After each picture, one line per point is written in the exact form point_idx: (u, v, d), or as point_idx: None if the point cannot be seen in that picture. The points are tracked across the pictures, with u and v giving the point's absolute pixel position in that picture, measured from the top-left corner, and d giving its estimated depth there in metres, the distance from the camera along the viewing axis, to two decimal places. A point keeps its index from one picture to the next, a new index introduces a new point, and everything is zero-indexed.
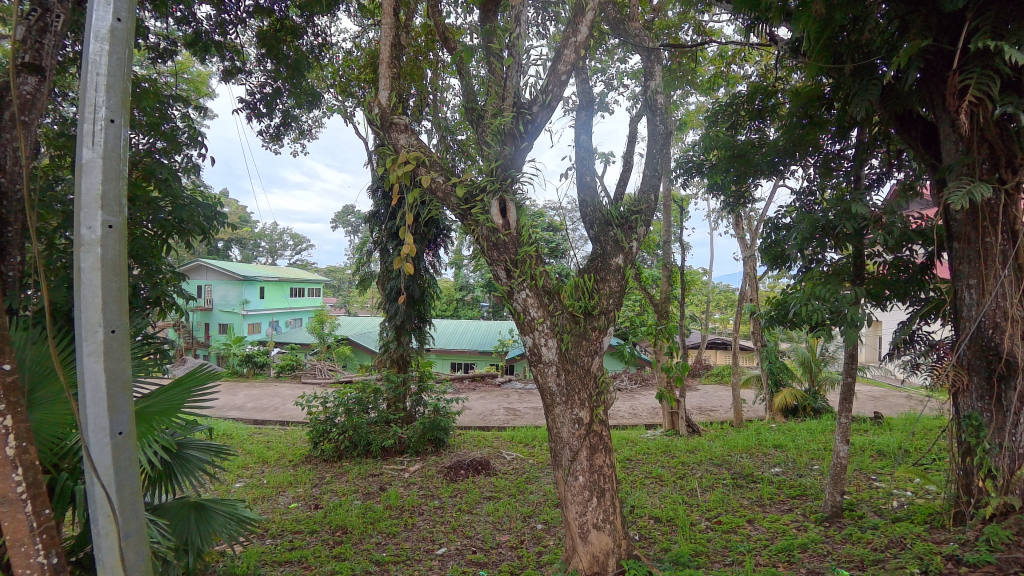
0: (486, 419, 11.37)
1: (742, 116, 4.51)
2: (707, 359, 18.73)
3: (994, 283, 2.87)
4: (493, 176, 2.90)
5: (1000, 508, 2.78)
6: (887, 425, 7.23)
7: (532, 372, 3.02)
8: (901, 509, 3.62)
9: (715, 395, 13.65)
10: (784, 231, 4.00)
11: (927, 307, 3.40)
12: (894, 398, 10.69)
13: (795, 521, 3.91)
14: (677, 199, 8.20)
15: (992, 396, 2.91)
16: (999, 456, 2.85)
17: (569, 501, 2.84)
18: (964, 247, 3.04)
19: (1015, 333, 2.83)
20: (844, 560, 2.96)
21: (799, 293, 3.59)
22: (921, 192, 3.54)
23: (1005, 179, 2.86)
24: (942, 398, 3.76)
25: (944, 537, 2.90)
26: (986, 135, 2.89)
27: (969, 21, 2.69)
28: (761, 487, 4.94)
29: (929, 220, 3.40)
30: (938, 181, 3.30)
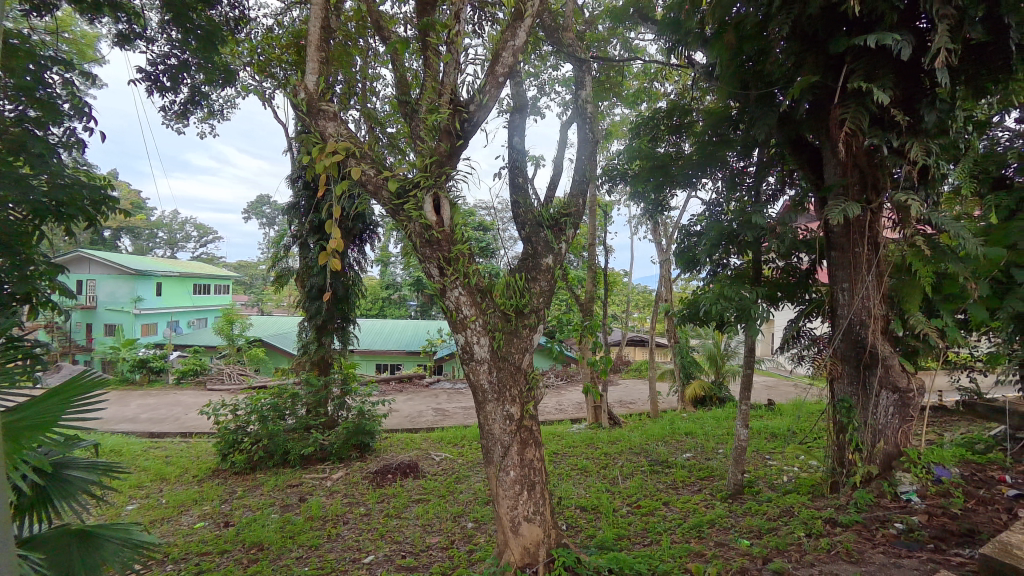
0: (414, 421, 11.12)
1: (662, 130, 4.84)
2: (627, 356, 19.94)
3: (861, 286, 3.38)
4: (427, 171, 2.84)
5: (865, 475, 3.29)
6: (777, 410, 8.21)
7: (463, 371, 3.01)
8: (790, 483, 4.13)
9: (634, 389, 14.55)
10: (695, 238, 4.36)
11: (810, 307, 3.90)
12: (781, 387, 12.15)
13: (704, 500, 4.29)
14: (602, 204, 8.63)
15: (860, 381, 3.43)
16: (865, 432, 3.36)
17: (501, 497, 2.88)
18: (839, 256, 3.53)
19: (877, 329, 3.34)
20: (746, 531, 3.30)
21: (708, 293, 3.93)
22: (807, 208, 4.05)
23: (870, 199, 3.38)
24: (820, 385, 4.34)
25: (824, 503, 3.37)
26: (858, 162, 3.39)
27: (848, 65, 3.14)
28: (674, 471, 5.36)
29: (812, 232, 3.91)
30: (821, 199, 3.80)
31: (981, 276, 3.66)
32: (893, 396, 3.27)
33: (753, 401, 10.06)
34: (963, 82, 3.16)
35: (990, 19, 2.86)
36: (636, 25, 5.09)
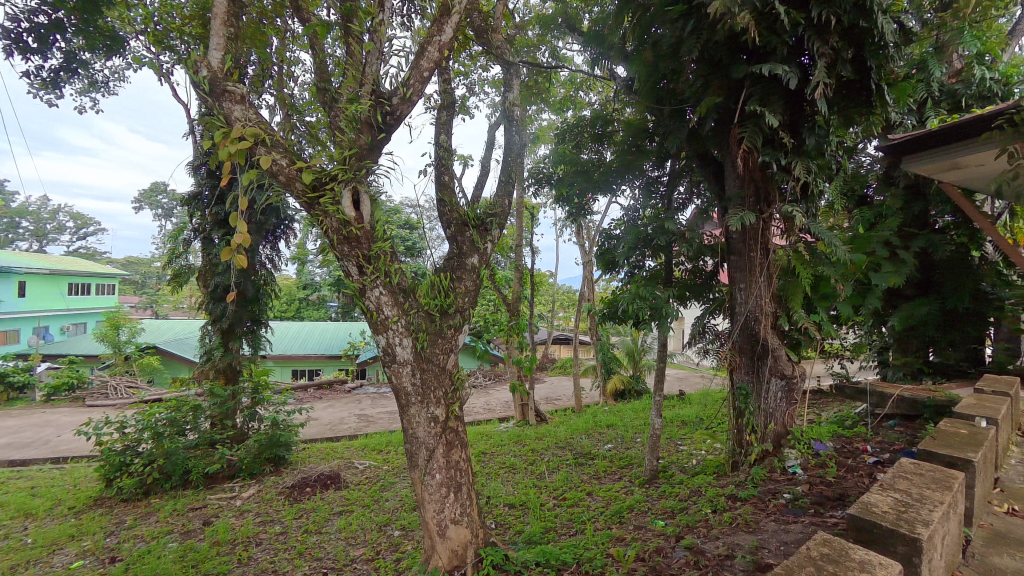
0: (335, 428, 10.54)
1: (586, 137, 5.05)
2: (553, 354, 20.56)
3: (755, 286, 3.78)
4: (346, 164, 2.68)
5: (759, 454, 3.69)
6: (687, 400, 8.94)
7: (386, 373, 2.90)
8: (698, 465, 4.52)
9: (560, 385, 15.07)
10: (615, 241, 4.59)
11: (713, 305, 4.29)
12: (690, 378, 13.26)
13: (623, 487, 4.55)
14: (529, 206, 8.83)
15: (755, 371, 3.83)
16: (759, 416, 3.76)
17: (427, 501, 2.81)
18: (738, 259, 3.92)
19: (768, 325, 3.76)
20: (661, 513, 3.55)
21: (626, 293, 4.15)
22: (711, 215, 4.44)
23: (763, 209, 3.79)
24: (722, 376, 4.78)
25: (726, 482, 3.72)
26: (754, 176, 3.78)
27: (747, 89, 3.49)
28: (598, 462, 5.62)
29: (716, 237, 4.29)
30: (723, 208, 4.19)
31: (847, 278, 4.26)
32: (781, 382, 3.70)
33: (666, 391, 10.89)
34: (836, 111, 3.65)
35: (857, 59, 3.35)
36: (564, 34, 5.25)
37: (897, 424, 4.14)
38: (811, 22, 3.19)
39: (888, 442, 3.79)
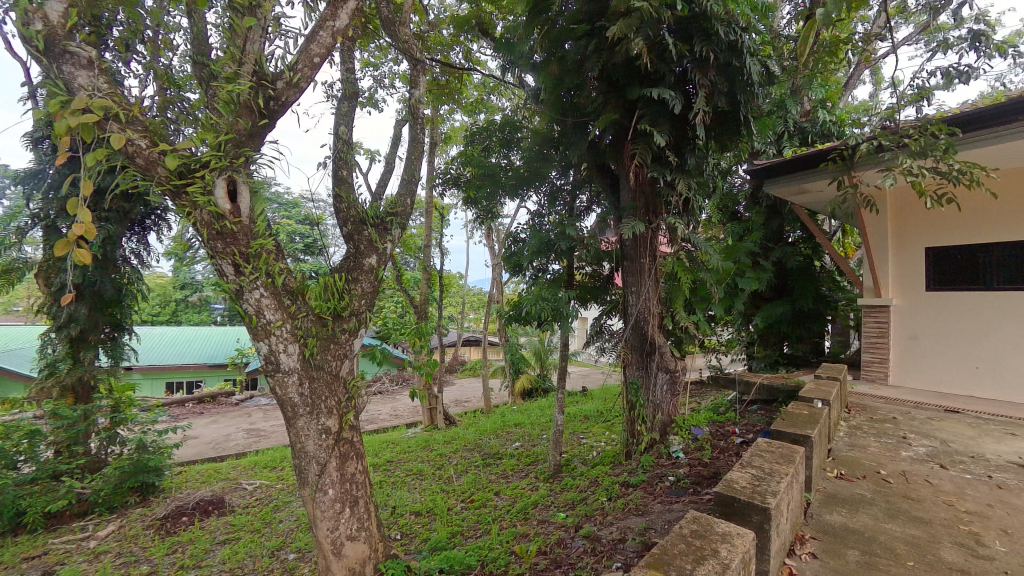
0: (218, 447, 9.36)
1: (494, 141, 5.10)
2: (462, 356, 20.52)
3: (644, 289, 4.11)
4: (221, 150, 2.38)
5: (648, 442, 4.03)
6: (588, 395, 9.49)
7: (269, 384, 2.64)
8: (597, 456, 4.80)
9: (469, 387, 15.08)
10: (520, 244, 4.69)
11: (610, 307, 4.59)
12: (591, 375, 14.12)
13: (529, 483, 4.66)
14: (438, 206, 8.70)
15: (644, 367, 4.17)
16: (648, 408, 4.10)
17: (319, 519, 2.60)
18: (630, 264, 4.24)
19: (655, 324, 4.12)
20: (562, 505, 3.70)
21: (530, 295, 4.26)
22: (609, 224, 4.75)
23: (652, 220, 4.15)
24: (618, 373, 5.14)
25: (620, 470, 4.00)
26: (644, 189, 4.13)
27: (639, 109, 3.80)
28: (505, 462, 5.70)
29: (612, 244, 4.60)
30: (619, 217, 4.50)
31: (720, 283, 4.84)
32: (667, 375, 4.07)
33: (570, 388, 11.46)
34: (713, 136, 4.11)
35: (731, 93, 3.76)
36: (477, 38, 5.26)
37: (759, 408, 4.80)
38: (693, 55, 3.55)
39: (752, 424, 4.37)
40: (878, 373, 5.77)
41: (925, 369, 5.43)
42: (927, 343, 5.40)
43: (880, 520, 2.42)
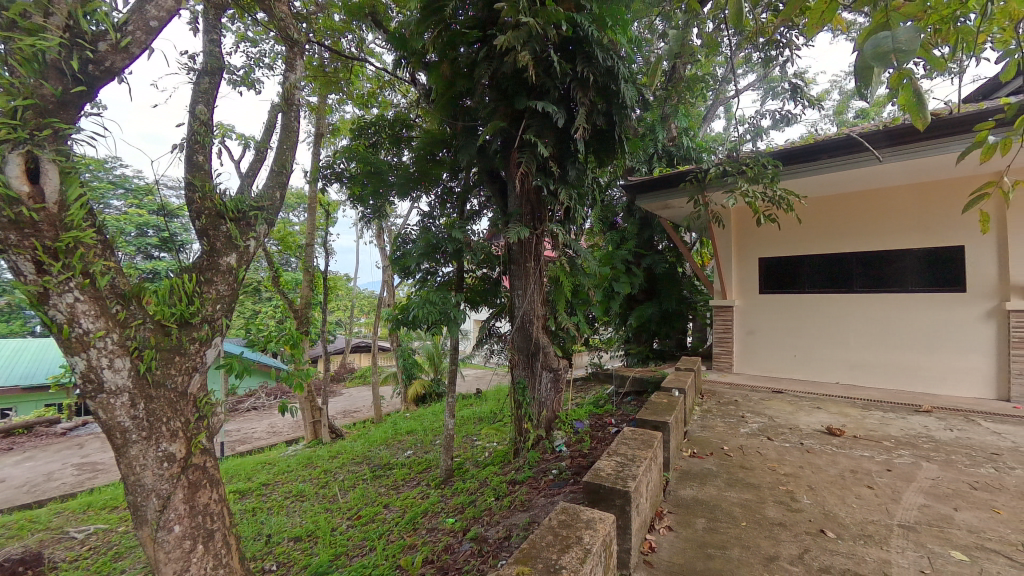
0: (29, 490, 7.49)
1: (384, 137, 4.90)
2: (351, 363, 19.34)
3: (529, 292, 4.27)
4: (17, 119, 1.92)
5: (534, 439, 4.20)
6: (482, 398, 9.60)
7: (88, 409, 2.18)
8: (487, 457, 4.85)
9: (359, 396, 14.26)
10: (409, 246, 4.55)
11: (498, 309, 4.68)
12: (486, 377, 14.31)
13: (420, 492, 4.54)
14: (323, 202, 8.09)
15: (530, 367, 4.33)
16: (534, 406, 4.27)
17: (161, 564, 2.22)
18: (516, 268, 4.38)
19: (539, 326, 4.30)
20: (452, 510, 3.66)
21: (417, 298, 4.16)
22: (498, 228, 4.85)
23: (537, 226, 4.34)
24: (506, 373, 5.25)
25: (508, 469, 4.10)
26: (530, 197, 4.30)
27: (525, 119, 3.96)
28: (396, 472, 5.47)
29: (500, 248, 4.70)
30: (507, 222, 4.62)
31: (598, 287, 5.25)
32: (550, 374, 4.26)
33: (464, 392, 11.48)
34: (592, 151, 4.45)
35: (608, 113, 4.07)
36: (369, 29, 5.02)
37: (633, 400, 5.30)
38: (575, 75, 3.79)
39: (625, 414, 4.82)
40: (725, 362, 6.77)
41: (759, 357, 6.52)
42: (761, 337, 6.52)
43: (723, 489, 2.83)
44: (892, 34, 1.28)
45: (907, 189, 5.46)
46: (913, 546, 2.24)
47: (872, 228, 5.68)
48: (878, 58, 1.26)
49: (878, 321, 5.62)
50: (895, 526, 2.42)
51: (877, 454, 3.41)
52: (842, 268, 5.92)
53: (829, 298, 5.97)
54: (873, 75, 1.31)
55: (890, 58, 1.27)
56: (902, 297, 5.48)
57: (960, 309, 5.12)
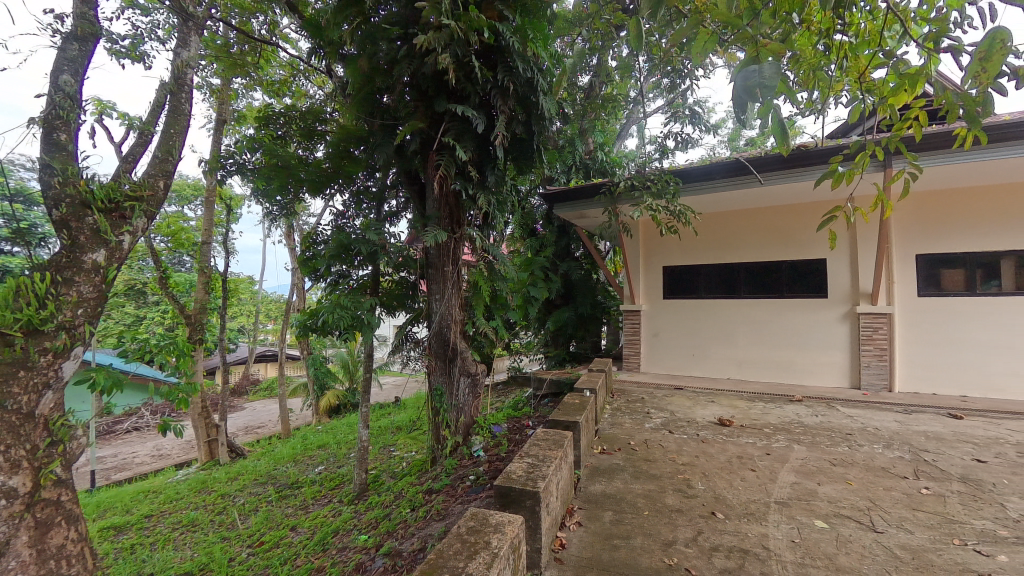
0: None
1: (296, 129, 4.59)
2: (255, 374, 17.69)
3: (447, 296, 4.24)
4: None
5: (453, 446, 4.17)
6: (401, 406, 9.29)
7: None
8: (405, 467, 4.71)
9: (264, 410, 13.09)
10: (319, 247, 4.28)
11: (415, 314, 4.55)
12: (407, 384, 13.91)
13: (331, 510, 4.27)
14: (223, 196, 7.35)
15: (447, 373, 4.30)
16: (452, 412, 4.23)
17: None
18: (434, 272, 4.32)
19: (457, 331, 4.28)
20: (366, 526, 3.49)
21: (327, 303, 3.93)
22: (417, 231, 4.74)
23: (455, 230, 4.32)
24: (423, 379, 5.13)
25: (425, 478, 4.02)
26: (448, 200, 4.28)
27: (445, 122, 3.95)
28: (305, 490, 5.10)
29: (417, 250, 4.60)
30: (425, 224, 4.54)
31: (516, 292, 5.36)
32: (468, 379, 4.25)
33: (382, 400, 11.05)
34: (512, 158, 4.54)
35: (526, 123, 4.18)
36: (283, 12, 4.69)
37: (550, 401, 5.48)
38: (496, 83, 3.85)
39: (542, 416, 4.96)
40: (634, 362, 7.24)
41: (663, 357, 7.06)
42: (664, 338, 7.07)
43: (629, 482, 3.03)
44: (760, 70, 1.53)
45: (782, 208, 6.31)
46: (786, 520, 2.56)
47: (755, 241, 6.47)
48: (747, 91, 1.53)
49: (759, 323, 6.39)
50: (772, 503, 2.75)
51: (758, 440, 3.86)
52: (732, 276, 6.65)
53: (721, 303, 6.67)
54: (745, 104, 1.57)
55: (758, 90, 1.53)
56: (778, 302, 6.29)
57: (822, 312, 6.02)
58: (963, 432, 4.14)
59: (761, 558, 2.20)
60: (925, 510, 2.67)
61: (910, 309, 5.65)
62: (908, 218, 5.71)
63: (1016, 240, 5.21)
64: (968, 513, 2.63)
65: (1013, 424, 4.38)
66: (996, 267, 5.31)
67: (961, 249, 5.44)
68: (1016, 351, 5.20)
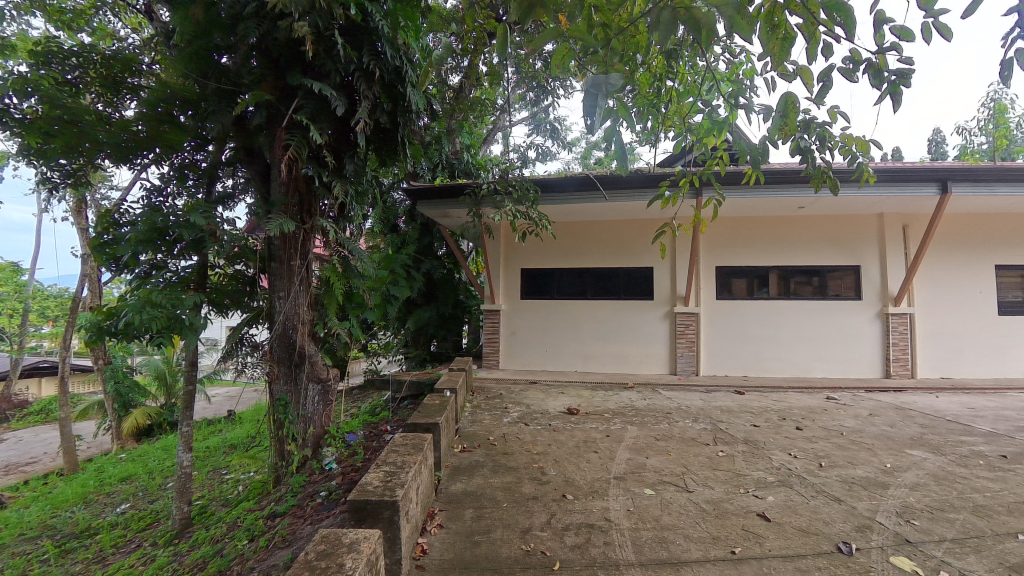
0: None
1: (94, 76, 3.56)
2: (20, 395, 13.51)
3: (293, 294, 3.84)
4: None
5: (300, 460, 3.80)
6: (238, 421, 8.06)
7: None
8: (241, 492, 4.08)
9: (35, 442, 10.08)
10: (121, 228, 3.42)
11: (253, 315, 3.95)
12: (244, 394, 12.16)
13: (138, 557, 3.45)
14: None
15: (292, 380, 3.90)
16: (298, 423, 3.85)
17: None
18: (277, 266, 3.87)
19: (305, 332, 3.91)
20: (189, 569, 2.91)
21: (131, 300, 3.17)
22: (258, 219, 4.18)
23: (305, 220, 3.94)
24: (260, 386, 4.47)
25: (266, 501, 3.55)
26: (298, 186, 3.88)
27: (299, 99, 3.57)
28: (99, 538, 4.05)
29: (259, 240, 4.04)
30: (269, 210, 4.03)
31: (372, 290, 5.14)
32: (318, 386, 3.97)
33: (211, 416, 9.44)
34: (374, 148, 4.31)
35: (392, 113, 3.99)
36: None
37: (409, 404, 5.36)
38: (360, 65, 3.60)
39: (401, 419, 4.82)
40: (494, 360, 7.46)
41: (522, 354, 7.44)
42: (523, 336, 7.45)
43: (488, 477, 3.10)
44: (604, 79, 1.71)
45: (622, 221, 7.23)
46: (623, 492, 2.91)
47: (600, 249, 7.27)
48: (592, 90, 1.70)
49: (603, 321, 7.18)
50: (611, 479, 3.10)
51: (600, 424, 4.33)
52: (582, 279, 7.36)
53: (573, 303, 7.32)
54: (590, 102, 1.73)
55: (600, 91, 1.72)
56: (618, 303, 7.16)
57: (652, 310, 7.05)
58: (746, 404, 5.25)
59: (604, 529, 2.45)
60: (721, 468, 3.29)
61: (713, 308, 6.95)
62: (712, 235, 7.03)
63: (777, 257, 6.85)
64: (748, 466, 3.33)
65: (774, 395, 5.72)
66: (766, 277, 6.91)
67: (744, 263, 6.92)
68: (777, 341, 6.80)
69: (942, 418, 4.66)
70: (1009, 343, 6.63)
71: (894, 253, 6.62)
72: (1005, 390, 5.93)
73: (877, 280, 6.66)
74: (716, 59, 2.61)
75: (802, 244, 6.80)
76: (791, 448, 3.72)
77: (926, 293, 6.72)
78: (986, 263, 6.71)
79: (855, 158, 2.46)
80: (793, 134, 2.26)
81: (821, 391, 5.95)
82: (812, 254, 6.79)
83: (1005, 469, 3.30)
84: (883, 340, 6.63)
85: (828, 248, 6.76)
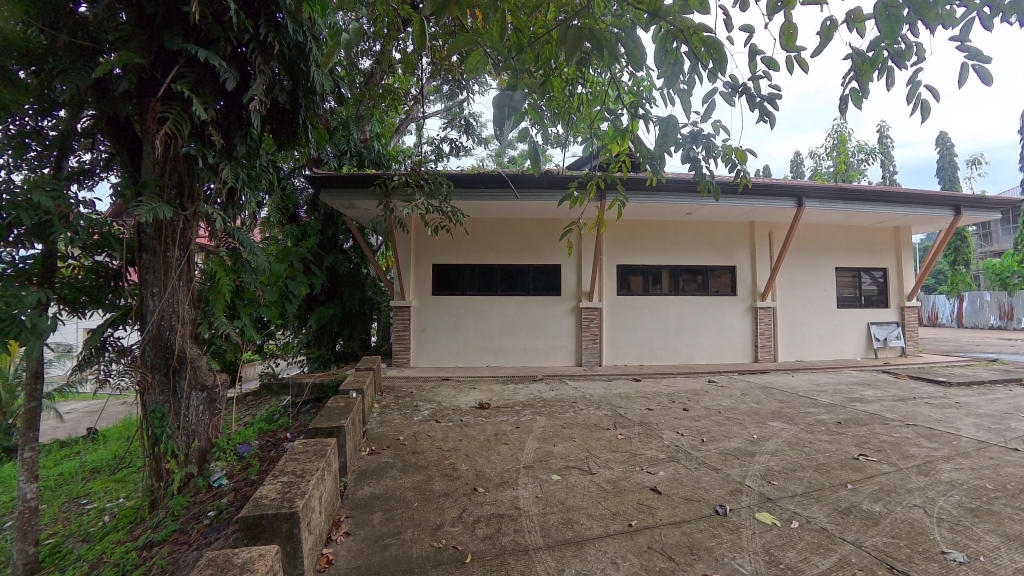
0: None
1: None
2: None
3: (170, 290, 3.41)
4: None
5: (182, 479, 3.40)
6: (99, 441, 6.90)
7: None
8: (107, 523, 3.50)
9: None
10: None
11: (119, 314, 3.41)
12: (107, 409, 10.40)
13: None
14: None
15: (170, 388, 3.45)
16: (178, 437, 3.44)
17: None
18: (148, 258, 3.38)
19: (185, 332, 3.50)
20: None
21: None
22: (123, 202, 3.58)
23: (184, 206, 3.47)
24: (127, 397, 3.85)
25: (139, 530, 3.12)
26: (176, 167, 3.41)
27: (179, 67, 3.15)
28: None
29: (125, 230, 3.47)
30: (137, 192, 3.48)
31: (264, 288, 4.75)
32: (202, 394, 3.59)
33: (64, 437, 7.95)
34: (270, 130, 3.93)
35: (291, 91, 3.69)
36: None
37: (310, 408, 5.06)
38: (256, 36, 3.27)
39: (301, 426, 4.53)
40: (404, 357, 7.27)
41: (433, 351, 7.34)
42: (434, 332, 7.35)
43: (397, 478, 3.04)
44: (511, 96, 1.78)
45: (532, 220, 7.45)
46: (531, 479, 3.04)
47: (512, 247, 7.43)
48: (500, 116, 1.76)
49: (514, 316, 7.37)
50: (520, 468, 3.22)
51: (510, 417, 4.46)
52: (493, 276, 7.46)
53: (484, 299, 7.38)
54: (504, 114, 1.76)
55: (509, 111, 1.78)
56: (528, 298, 7.39)
57: (561, 305, 7.39)
58: (641, 390, 5.75)
59: (514, 517, 2.55)
60: (619, 450, 3.59)
61: (614, 303, 7.48)
62: (614, 235, 7.54)
63: (668, 257, 7.58)
64: (642, 446, 3.67)
65: (666, 381, 6.34)
66: (659, 275, 7.60)
67: (641, 262, 7.54)
68: (668, 332, 7.53)
69: (796, 394, 5.52)
70: (842, 331, 8.05)
71: (760, 256, 7.67)
72: (840, 369, 7.20)
73: (747, 278, 7.68)
74: (620, 72, 2.79)
75: (689, 246, 7.60)
76: (678, 428, 4.16)
77: (785, 290, 7.88)
78: (827, 265, 8.06)
79: (734, 167, 2.79)
80: (683, 145, 2.54)
81: (703, 375, 6.71)
82: (697, 255, 7.61)
83: (838, 433, 4.02)
84: (751, 330, 7.67)
85: (710, 250, 7.63)
